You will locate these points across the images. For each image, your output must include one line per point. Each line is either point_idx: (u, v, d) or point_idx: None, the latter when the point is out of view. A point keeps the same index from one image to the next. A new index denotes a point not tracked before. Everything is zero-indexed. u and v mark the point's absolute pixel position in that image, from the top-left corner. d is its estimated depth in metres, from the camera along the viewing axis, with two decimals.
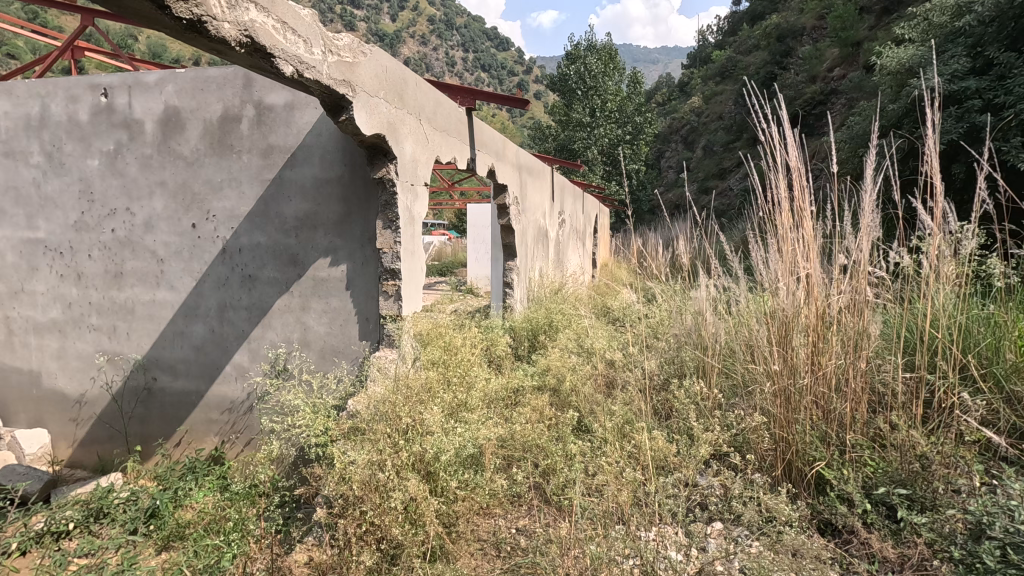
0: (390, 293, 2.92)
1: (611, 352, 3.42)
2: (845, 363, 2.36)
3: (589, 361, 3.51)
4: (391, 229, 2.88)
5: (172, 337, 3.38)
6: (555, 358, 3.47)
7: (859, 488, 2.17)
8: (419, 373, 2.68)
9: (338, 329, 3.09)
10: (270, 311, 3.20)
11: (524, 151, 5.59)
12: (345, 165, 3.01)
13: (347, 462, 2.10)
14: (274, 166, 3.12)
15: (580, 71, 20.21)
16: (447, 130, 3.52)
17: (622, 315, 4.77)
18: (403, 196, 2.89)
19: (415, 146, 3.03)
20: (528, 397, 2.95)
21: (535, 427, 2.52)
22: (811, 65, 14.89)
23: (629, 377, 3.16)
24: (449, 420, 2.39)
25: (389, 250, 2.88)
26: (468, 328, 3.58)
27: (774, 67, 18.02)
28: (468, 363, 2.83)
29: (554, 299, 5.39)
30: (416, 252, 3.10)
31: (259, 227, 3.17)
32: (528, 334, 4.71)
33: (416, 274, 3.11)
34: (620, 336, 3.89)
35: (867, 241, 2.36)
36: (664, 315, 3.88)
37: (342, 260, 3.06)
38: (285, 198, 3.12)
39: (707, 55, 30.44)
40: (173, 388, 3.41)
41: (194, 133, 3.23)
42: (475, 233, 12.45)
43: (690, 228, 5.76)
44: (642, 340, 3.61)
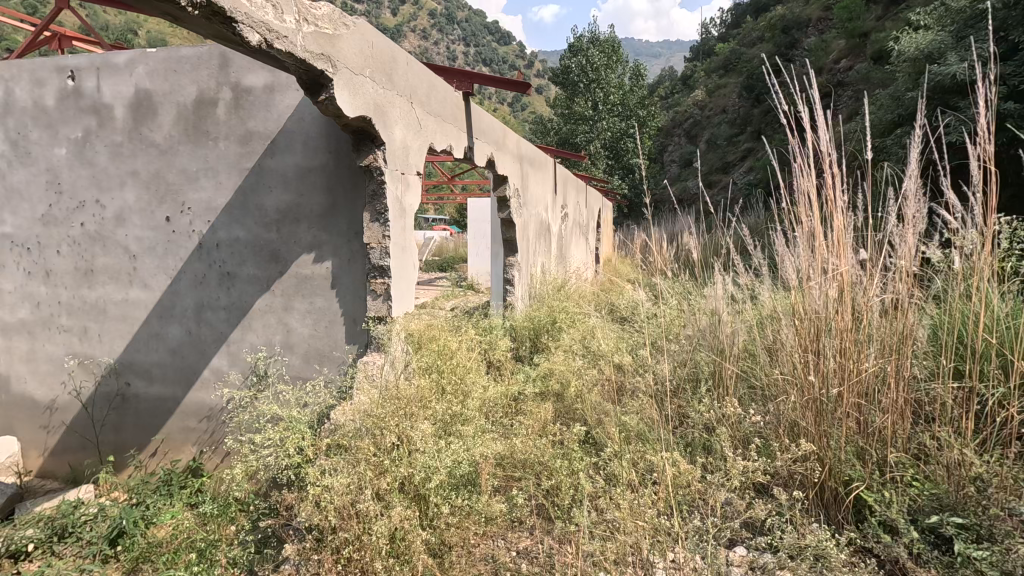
0: (379, 292, 2.68)
1: (620, 355, 3.18)
2: (885, 372, 2.11)
3: (596, 364, 3.27)
4: (380, 222, 2.63)
5: (147, 339, 3.14)
6: (559, 363, 3.22)
7: (903, 513, 1.93)
8: (410, 381, 2.45)
9: (323, 331, 2.84)
10: (251, 311, 2.95)
11: (526, 141, 5.33)
12: (329, 152, 2.75)
13: (326, 485, 1.86)
14: (253, 154, 2.86)
15: (582, 63, 19.89)
16: (442, 116, 3.26)
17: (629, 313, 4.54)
18: (393, 185, 2.65)
19: (406, 131, 2.77)
20: (530, 405, 2.72)
21: (537, 441, 2.27)
22: (816, 57, 14.65)
23: (640, 383, 2.91)
24: (442, 435, 2.15)
25: (377, 246, 2.64)
26: (464, 330, 3.34)
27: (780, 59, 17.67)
28: (464, 370, 2.59)
29: (557, 297, 5.14)
30: (407, 247, 2.85)
31: (238, 221, 2.92)
32: (529, 334, 4.49)
33: (408, 272, 2.86)
34: (629, 336, 3.64)
35: (913, 233, 2.10)
36: (675, 314, 3.64)
37: (327, 256, 2.80)
38: (265, 189, 2.86)
39: (711, 49, 30.13)
40: (148, 395, 3.17)
41: (167, 118, 2.97)
42: (474, 229, 12.18)
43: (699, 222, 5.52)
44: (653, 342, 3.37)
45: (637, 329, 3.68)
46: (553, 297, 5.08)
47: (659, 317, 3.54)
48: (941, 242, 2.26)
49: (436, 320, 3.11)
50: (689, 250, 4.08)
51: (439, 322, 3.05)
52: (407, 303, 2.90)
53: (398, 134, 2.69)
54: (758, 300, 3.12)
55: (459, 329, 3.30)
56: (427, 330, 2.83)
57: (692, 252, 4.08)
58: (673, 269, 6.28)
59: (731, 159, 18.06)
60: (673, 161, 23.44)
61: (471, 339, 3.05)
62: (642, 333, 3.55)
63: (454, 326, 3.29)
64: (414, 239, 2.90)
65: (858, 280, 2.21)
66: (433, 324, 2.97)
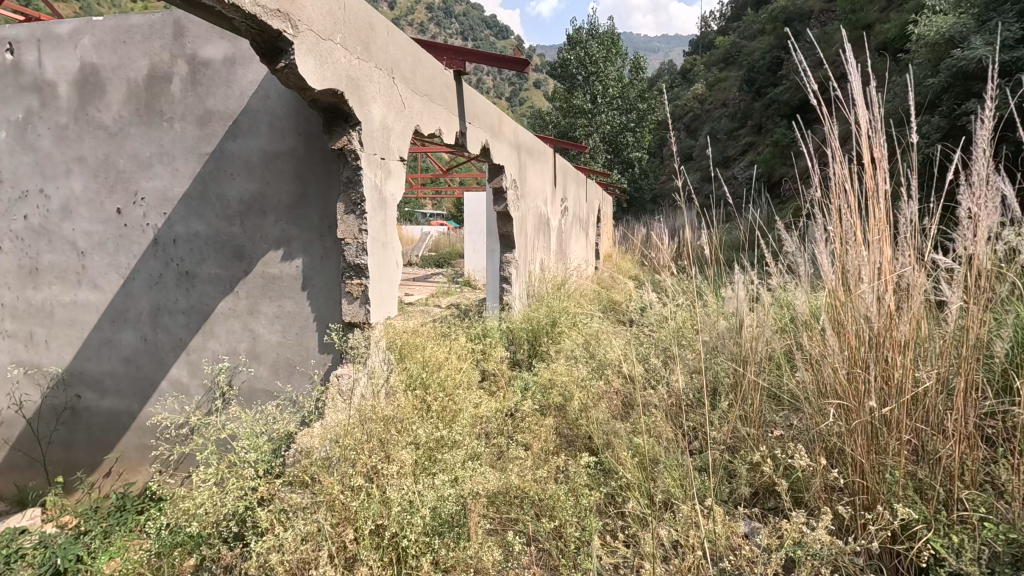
0: (356, 295, 2.34)
1: (629, 363, 2.86)
2: (949, 392, 1.78)
3: (603, 374, 2.95)
4: (356, 215, 2.29)
5: (99, 346, 2.80)
6: (562, 372, 2.90)
7: (979, 564, 1.61)
8: (391, 399, 2.13)
9: (293, 339, 2.50)
10: (212, 316, 2.61)
11: (524, 129, 4.99)
12: (299, 135, 2.41)
13: (283, 532, 1.53)
14: (212, 137, 2.51)
15: (581, 56, 19.57)
16: (431, 97, 2.92)
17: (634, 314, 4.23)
18: (371, 172, 2.31)
19: (386, 110, 2.42)
20: (528, 422, 2.41)
21: (536, 470, 1.95)
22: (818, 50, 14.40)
23: (654, 397, 2.58)
24: (426, 465, 1.83)
25: (353, 242, 2.31)
26: (456, 336, 3.01)
27: (782, 51, 17.30)
28: (454, 384, 2.27)
29: (558, 297, 4.81)
30: (389, 243, 2.51)
31: (197, 213, 2.57)
32: (528, 336, 4.19)
33: (390, 272, 2.53)
34: (638, 340, 3.32)
35: (985, 229, 1.76)
36: (688, 315, 3.33)
37: (296, 253, 2.46)
38: (227, 177, 2.51)
39: (710, 42, 29.80)
40: (101, 408, 2.83)
41: (117, 96, 2.62)
42: (471, 224, 11.85)
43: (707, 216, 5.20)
44: (665, 348, 3.04)
45: (648, 334, 3.35)
46: (553, 296, 4.75)
47: (672, 321, 3.21)
48: (1009, 237, 1.93)
49: (424, 326, 2.78)
50: (702, 246, 3.74)
51: (426, 328, 2.72)
52: (388, 307, 2.57)
53: (377, 113, 2.34)
54: (782, 302, 2.80)
55: (450, 335, 2.97)
56: (412, 337, 2.51)
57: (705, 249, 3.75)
58: (679, 266, 5.96)
59: (732, 154, 17.76)
60: (673, 155, 23.08)
61: (464, 347, 2.72)
62: (653, 336, 3.23)
63: (444, 331, 2.96)
64: (397, 234, 2.57)
65: (914, 281, 1.88)
66: (418, 330, 2.64)
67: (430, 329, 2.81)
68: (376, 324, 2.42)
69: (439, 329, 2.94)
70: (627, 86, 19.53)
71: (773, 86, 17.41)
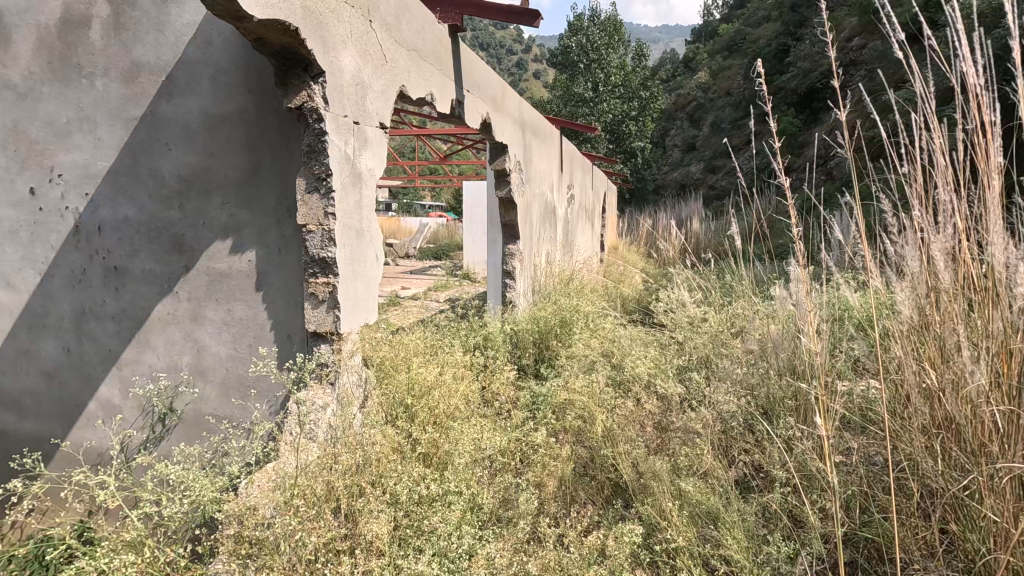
0: (322, 298, 1.84)
1: (660, 379, 2.37)
2: None
3: (628, 392, 2.45)
4: (321, 194, 1.77)
5: (15, 358, 2.23)
6: (581, 391, 2.41)
7: None
8: (366, 435, 1.65)
9: (245, 353, 1.99)
10: (148, 323, 2.09)
11: (529, 106, 4.46)
12: (249, 91, 1.89)
13: None
14: (142, 97, 1.98)
15: (582, 42, 18.99)
16: (420, 54, 2.40)
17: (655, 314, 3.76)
18: (340, 139, 1.79)
19: (361, 61, 1.91)
20: (541, 458, 1.99)
21: (556, 539, 1.48)
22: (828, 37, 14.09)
23: (699, 423, 2.09)
24: (405, 545, 1.34)
25: (317, 230, 1.80)
26: (451, 344, 2.52)
27: (789, 37, 16.73)
28: (447, 414, 1.81)
29: (567, 295, 4.31)
30: (366, 233, 2.00)
31: (126, 193, 2.04)
32: (536, 340, 3.73)
33: (368, 268, 2.02)
34: (666, 348, 2.83)
35: None
36: (722, 317, 2.85)
37: (247, 243, 1.94)
38: (161, 147, 1.99)
39: (712, 30, 29.22)
40: (19, 433, 2.29)
41: (26, 47, 2.05)
42: (470, 214, 11.33)
43: None
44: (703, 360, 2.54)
45: (676, 341, 2.86)
46: (562, 294, 4.25)
47: (706, 326, 2.72)
48: None
49: (412, 333, 2.29)
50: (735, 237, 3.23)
51: (414, 338, 2.22)
52: (367, 312, 2.06)
53: (349, 63, 1.83)
54: (844, 304, 2.32)
55: (445, 344, 2.47)
56: (393, 351, 2.00)
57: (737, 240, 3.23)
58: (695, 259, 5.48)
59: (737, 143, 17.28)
60: (676, 145, 22.51)
61: (463, 361, 2.22)
62: (686, 343, 2.73)
63: (438, 340, 2.47)
64: (377, 221, 2.06)
65: None
66: (405, 340, 2.14)
67: (420, 336, 2.32)
68: (350, 333, 1.92)
69: (431, 336, 2.45)
70: (629, 74, 18.98)
71: (779, 74, 16.87)
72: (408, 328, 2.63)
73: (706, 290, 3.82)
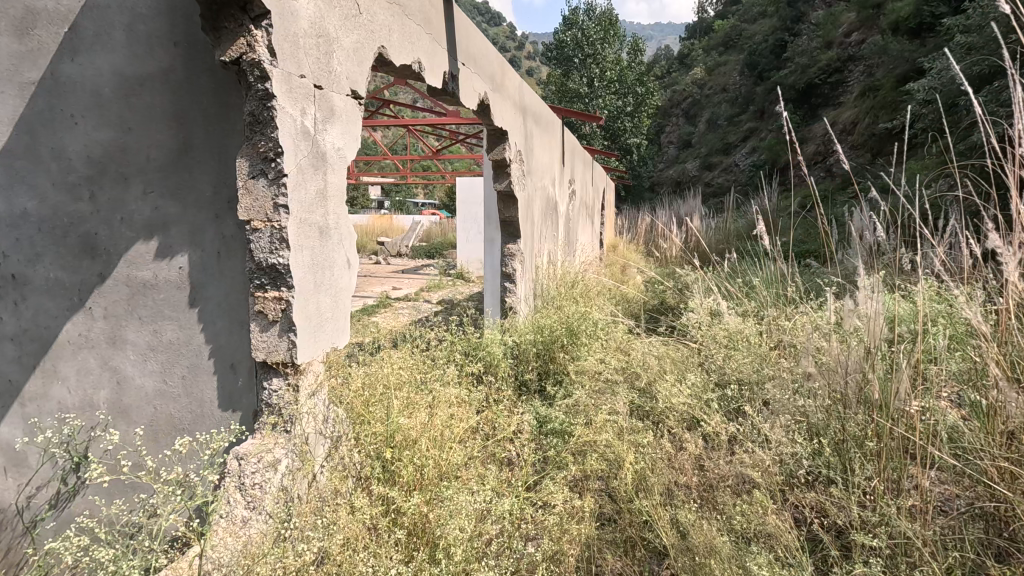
0: (273, 318, 1.39)
1: (698, 411, 1.95)
2: None
3: (660, 426, 2.02)
4: (269, 179, 1.32)
5: None
6: (603, 428, 1.99)
7: None
8: (328, 515, 1.20)
9: (177, 387, 1.55)
10: (51, 349, 1.58)
11: (530, 90, 4.03)
12: (176, 45, 1.47)
13: None
14: (37, 52, 1.48)
15: (577, 37, 18.56)
16: (405, 9, 1.95)
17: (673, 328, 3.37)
18: (295, 107, 1.34)
19: (326, 8, 1.46)
20: (559, 517, 1.54)
21: None
22: (826, 32, 13.86)
23: (757, 464, 1.69)
24: None
25: (265, 228, 1.35)
26: (445, 366, 2.08)
27: (784, 32, 16.28)
28: (438, 474, 1.36)
29: (572, 300, 3.90)
30: (335, 233, 1.55)
31: (16, 180, 1.52)
32: (540, 354, 3.31)
33: (338, 279, 1.56)
34: (697, 368, 2.41)
35: None
36: (760, 333, 2.44)
37: (176, 244, 1.50)
38: (65, 119, 1.50)
39: (706, 28, 29.03)
40: None
41: None
42: (463, 212, 10.91)
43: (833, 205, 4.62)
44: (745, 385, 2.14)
45: (709, 358, 2.44)
46: (567, 300, 3.84)
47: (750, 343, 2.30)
48: None
49: (394, 355, 1.84)
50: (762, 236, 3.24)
51: (397, 360, 1.77)
52: (336, 334, 1.60)
53: (306, 4, 1.37)
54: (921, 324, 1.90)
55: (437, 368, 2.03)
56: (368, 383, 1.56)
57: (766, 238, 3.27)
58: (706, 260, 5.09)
59: (733, 140, 16.99)
60: (671, 141, 22.19)
61: (460, 392, 1.78)
62: (722, 362, 2.32)
63: (427, 362, 2.03)
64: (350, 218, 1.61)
65: None
66: (387, 363, 1.69)
67: (405, 357, 1.87)
68: (311, 364, 1.47)
69: (419, 356, 2.01)
70: (625, 69, 18.60)
71: (776, 69, 16.56)
72: (393, 346, 2.19)
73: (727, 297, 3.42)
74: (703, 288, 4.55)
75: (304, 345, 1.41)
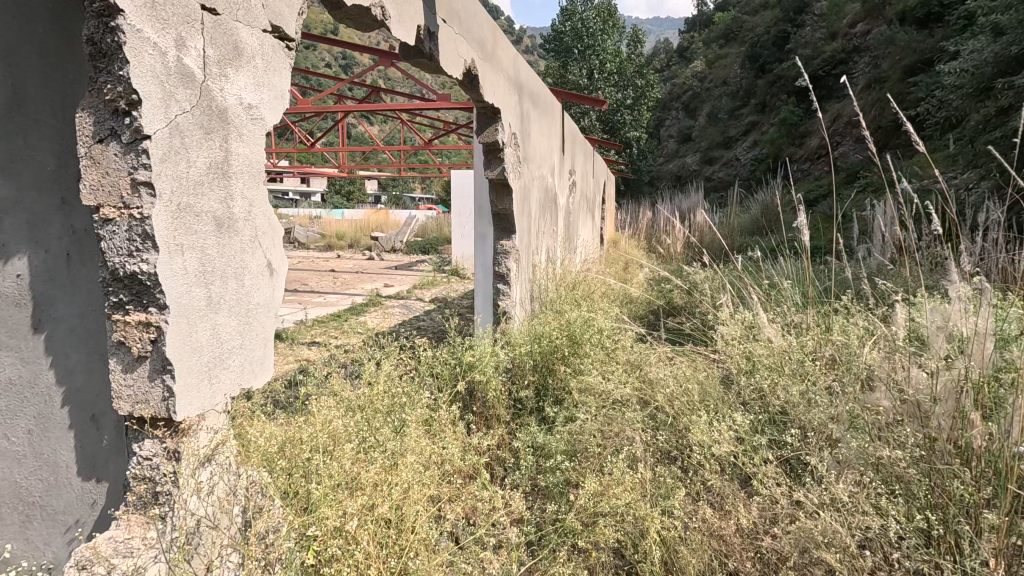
0: (140, 354, 1.05)
1: (745, 461, 1.49)
2: None
3: (695, 480, 1.57)
4: (123, 143, 1.01)
5: None
6: (625, 483, 1.49)
7: None
8: None
9: (20, 445, 1.46)
10: None
11: (529, 68, 3.60)
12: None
13: None
14: None
15: (576, 27, 18.09)
16: None
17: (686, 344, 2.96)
18: (165, 36, 1.02)
19: None
20: None
21: None
22: (830, 22, 13.46)
23: (832, 539, 1.22)
24: None
25: (123, 218, 1.03)
26: (403, 406, 1.74)
27: (787, 23, 15.75)
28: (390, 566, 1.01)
29: (573, 303, 3.47)
30: (248, 232, 1.21)
31: None
32: (537, 372, 2.89)
33: (252, 293, 1.22)
34: (739, 400, 1.92)
35: None
36: (805, 352, 2.03)
37: (13, 244, 1.41)
38: None
39: (706, 21, 28.55)
40: None
41: None
42: (457, 207, 10.46)
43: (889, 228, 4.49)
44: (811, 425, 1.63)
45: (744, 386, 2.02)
46: (567, 303, 3.41)
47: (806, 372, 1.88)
48: None
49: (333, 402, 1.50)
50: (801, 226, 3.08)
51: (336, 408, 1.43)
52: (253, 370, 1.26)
53: None
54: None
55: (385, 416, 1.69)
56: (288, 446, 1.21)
57: (806, 231, 3.10)
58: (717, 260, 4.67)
59: (733, 133, 16.58)
60: (671, 136, 21.77)
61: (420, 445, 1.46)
62: (776, 392, 1.82)
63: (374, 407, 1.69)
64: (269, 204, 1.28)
65: None
66: (326, 421, 1.28)
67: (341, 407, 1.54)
68: (200, 421, 1.11)
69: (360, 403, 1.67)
70: (625, 61, 18.16)
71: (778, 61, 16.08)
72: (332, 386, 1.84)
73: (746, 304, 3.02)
74: (712, 291, 4.15)
75: (186, 383, 1.07)
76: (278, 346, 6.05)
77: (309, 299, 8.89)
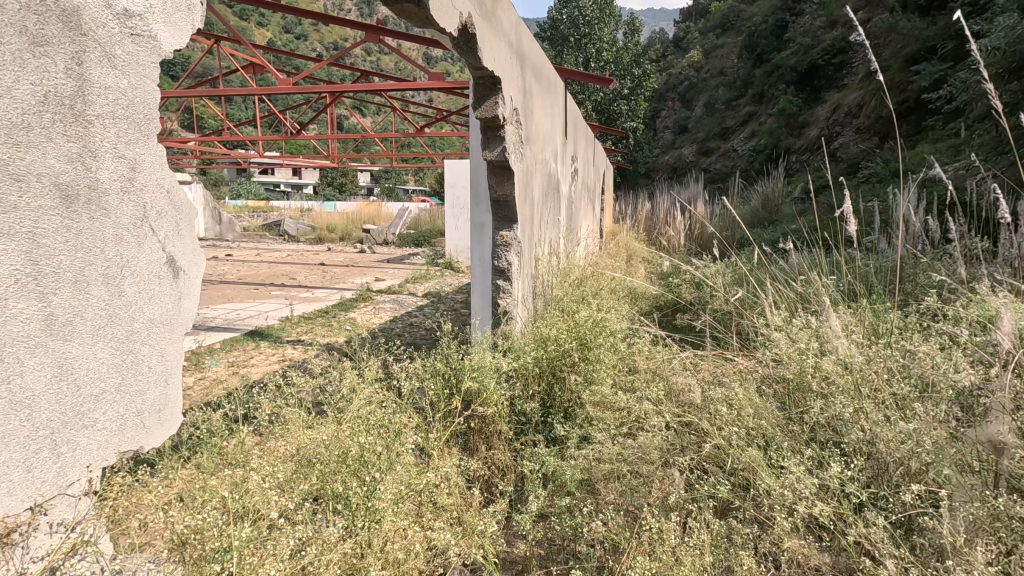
0: None
1: (840, 525, 1.13)
2: None
3: (768, 546, 1.21)
4: None
5: None
6: (681, 558, 1.17)
7: None
8: None
9: None
10: None
11: (532, 37, 3.21)
12: None
13: None
14: None
15: (572, 16, 17.68)
16: None
17: (707, 354, 2.63)
18: None
19: None
20: None
21: None
22: (829, 9, 13.14)
23: None
24: None
25: None
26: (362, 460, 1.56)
27: (785, 12, 15.41)
28: None
29: (581, 302, 3.10)
30: (107, 215, 1.22)
31: None
32: (543, 383, 2.53)
33: (125, 280, 1.26)
34: (799, 435, 1.57)
35: None
36: (877, 369, 1.68)
37: None
38: None
39: (702, 11, 28.12)
40: None
41: None
42: (450, 197, 10.04)
43: (909, 207, 4.13)
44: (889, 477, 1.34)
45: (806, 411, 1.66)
46: (573, 301, 3.05)
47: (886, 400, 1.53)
48: None
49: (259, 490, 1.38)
50: (847, 215, 3.11)
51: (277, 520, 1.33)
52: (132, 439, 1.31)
53: None
54: None
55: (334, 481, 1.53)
56: (186, 550, 1.11)
57: (852, 220, 3.15)
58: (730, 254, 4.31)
59: (730, 124, 16.23)
60: (666, 127, 21.43)
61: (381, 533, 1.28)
62: (846, 422, 1.49)
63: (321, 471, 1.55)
64: (149, 151, 1.33)
65: None
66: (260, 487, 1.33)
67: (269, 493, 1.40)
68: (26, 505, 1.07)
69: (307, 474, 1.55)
70: (621, 50, 17.78)
71: (775, 51, 15.75)
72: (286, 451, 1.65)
73: (770, 307, 2.68)
74: (725, 289, 3.80)
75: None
76: (261, 345, 5.64)
77: (296, 293, 8.48)
